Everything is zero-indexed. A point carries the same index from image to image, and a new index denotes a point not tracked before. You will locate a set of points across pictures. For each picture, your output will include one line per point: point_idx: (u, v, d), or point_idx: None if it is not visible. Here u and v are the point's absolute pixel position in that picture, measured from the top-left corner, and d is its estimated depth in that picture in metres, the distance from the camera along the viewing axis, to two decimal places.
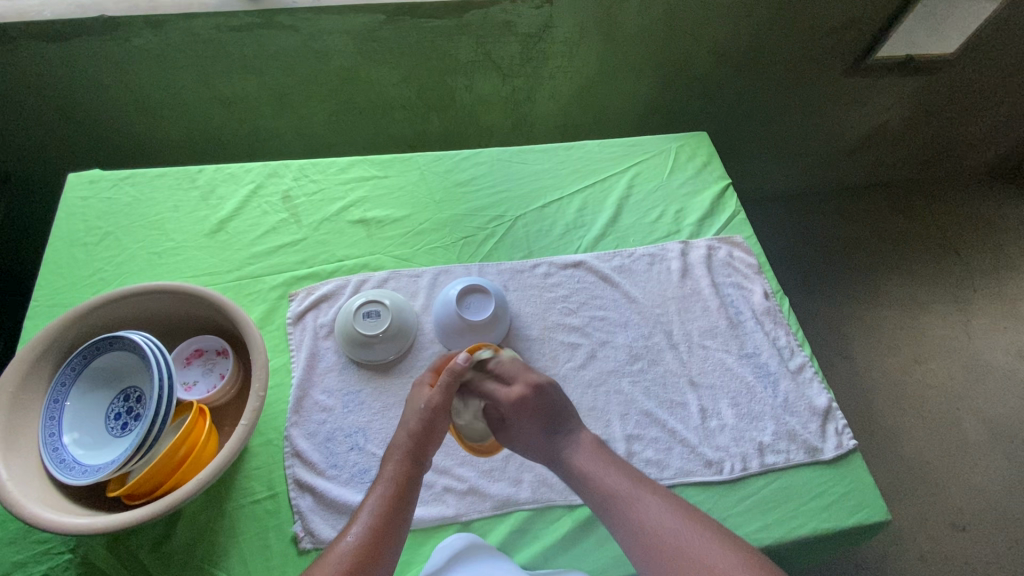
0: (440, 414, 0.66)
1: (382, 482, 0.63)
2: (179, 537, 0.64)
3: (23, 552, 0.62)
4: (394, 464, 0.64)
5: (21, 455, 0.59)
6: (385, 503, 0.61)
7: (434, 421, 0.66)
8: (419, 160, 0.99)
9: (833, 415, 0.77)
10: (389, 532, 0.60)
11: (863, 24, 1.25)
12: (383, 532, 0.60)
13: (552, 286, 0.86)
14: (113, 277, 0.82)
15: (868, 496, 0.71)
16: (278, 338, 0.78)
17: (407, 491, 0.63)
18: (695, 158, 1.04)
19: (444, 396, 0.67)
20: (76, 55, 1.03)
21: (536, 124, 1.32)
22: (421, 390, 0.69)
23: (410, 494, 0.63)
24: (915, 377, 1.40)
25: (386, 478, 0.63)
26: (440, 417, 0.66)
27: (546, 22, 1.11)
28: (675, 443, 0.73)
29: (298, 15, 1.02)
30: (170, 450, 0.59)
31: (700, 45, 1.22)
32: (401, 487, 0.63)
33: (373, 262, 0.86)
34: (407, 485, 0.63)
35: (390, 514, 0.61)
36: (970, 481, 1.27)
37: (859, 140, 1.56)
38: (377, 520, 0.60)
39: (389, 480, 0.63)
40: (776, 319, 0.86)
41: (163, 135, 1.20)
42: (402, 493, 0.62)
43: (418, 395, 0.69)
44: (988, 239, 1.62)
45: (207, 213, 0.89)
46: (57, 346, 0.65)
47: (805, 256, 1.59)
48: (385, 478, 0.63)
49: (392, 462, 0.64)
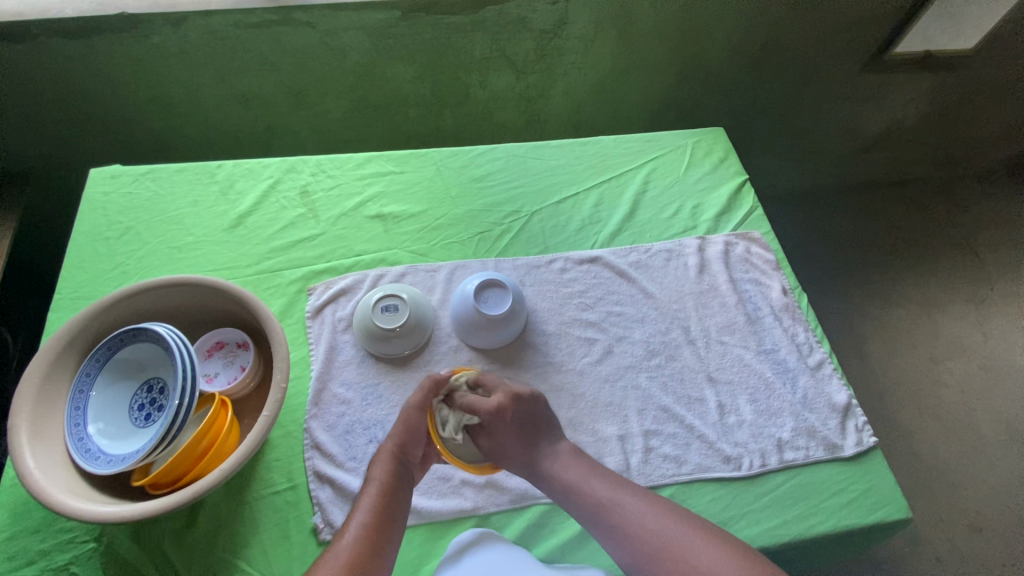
0: (420, 414, 0.68)
1: (371, 482, 0.63)
2: (201, 528, 0.65)
3: (47, 540, 0.63)
4: (382, 464, 0.64)
5: (47, 445, 0.60)
6: (376, 502, 0.61)
7: (414, 423, 0.67)
8: (435, 156, 0.99)
9: (852, 412, 0.77)
10: (382, 529, 0.60)
11: (882, 18, 1.24)
12: (381, 529, 0.60)
13: (568, 281, 0.86)
14: (134, 271, 0.83)
15: (889, 494, 0.70)
16: (297, 331, 0.79)
17: (398, 489, 0.63)
18: (712, 154, 1.04)
19: (421, 399, 0.69)
20: (98, 52, 1.05)
21: (551, 120, 1.32)
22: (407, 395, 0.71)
23: (401, 493, 0.63)
24: (932, 377, 1.39)
25: (374, 478, 0.63)
26: (418, 420, 0.68)
27: (562, 18, 1.11)
28: (693, 439, 0.73)
29: (316, 11, 1.03)
30: (193, 441, 0.60)
31: (716, 42, 1.22)
32: (389, 485, 0.63)
33: (390, 257, 0.87)
34: (396, 482, 0.63)
35: (383, 512, 0.61)
36: (987, 482, 1.25)
37: (875, 136, 1.55)
38: (373, 516, 0.60)
39: (379, 479, 0.63)
40: (795, 315, 0.85)
41: (181, 132, 1.21)
42: (393, 492, 0.63)
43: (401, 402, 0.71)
44: (1006, 238, 1.60)
45: (226, 208, 0.90)
46: (83, 337, 0.66)
47: (819, 253, 1.58)
48: (373, 478, 0.63)
49: (380, 462, 0.65)
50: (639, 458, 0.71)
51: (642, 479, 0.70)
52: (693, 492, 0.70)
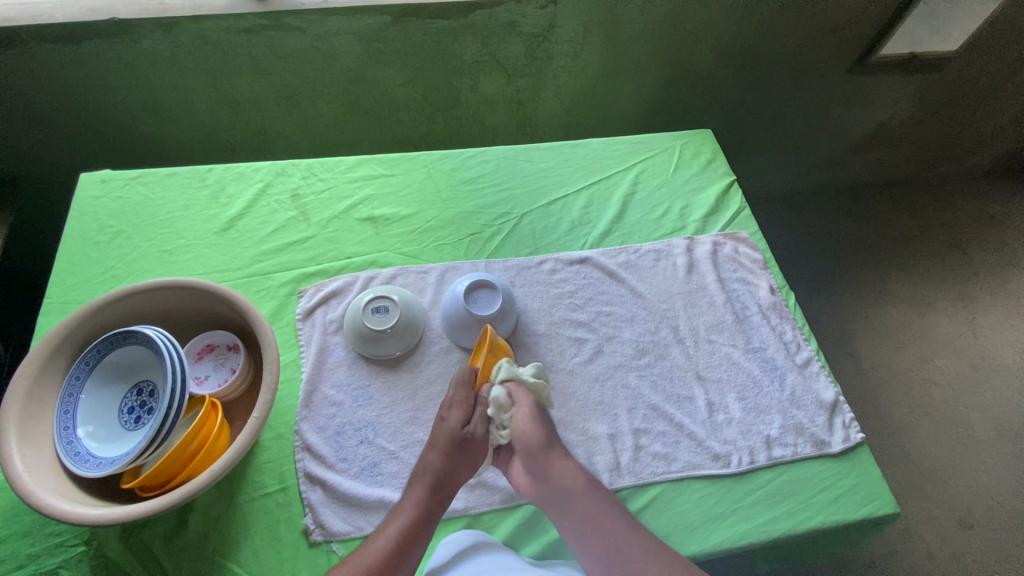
0: (483, 443, 0.67)
1: (407, 503, 0.63)
2: (191, 530, 0.65)
3: (37, 544, 0.63)
4: (421, 489, 0.64)
5: (36, 449, 0.60)
6: (405, 527, 0.62)
7: (476, 451, 0.67)
8: (425, 159, 1.00)
9: (840, 408, 0.77)
10: (405, 555, 0.61)
11: (866, 21, 1.26)
12: (400, 557, 0.61)
13: (558, 282, 0.86)
14: (125, 275, 0.83)
15: (876, 489, 0.71)
16: (288, 333, 0.79)
17: (429, 515, 0.63)
18: (701, 155, 1.05)
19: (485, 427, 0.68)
20: (88, 58, 1.05)
21: (540, 123, 1.32)
22: (459, 411, 0.67)
23: (430, 521, 0.63)
24: (923, 376, 1.40)
25: (410, 501, 0.64)
26: (479, 451, 0.67)
27: (550, 22, 1.12)
28: (682, 437, 0.74)
29: (306, 16, 1.03)
30: (182, 443, 0.60)
31: (704, 45, 1.23)
32: (423, 510, 0.63)
33: (381, 259, 0.87)
34: (431, 510, 0.64)
35: (410, 541, 0.62)
36: (978, 479, 1.26)
37: (864, 137, 1.56)
38: (399, 542, 0.61)
39: (413, 505, 0.63)
40: (783, 313, 0.86)
41: (173, 137, 1.21)
42: (425, 517, 0.63)
43: (455, 416, 0.67)
44: (993, 237, 1.62)
45: (217, 211, 0.90)
46: (72, 341, 0.66)
47: (809, 254, 1.59)
48: (410, 500, 0.63)
49: (420, 484, 0.64)
50: (629, 456, 0.72)
51: (631, 477, 0.71)
52: (684, 489, 0.70)
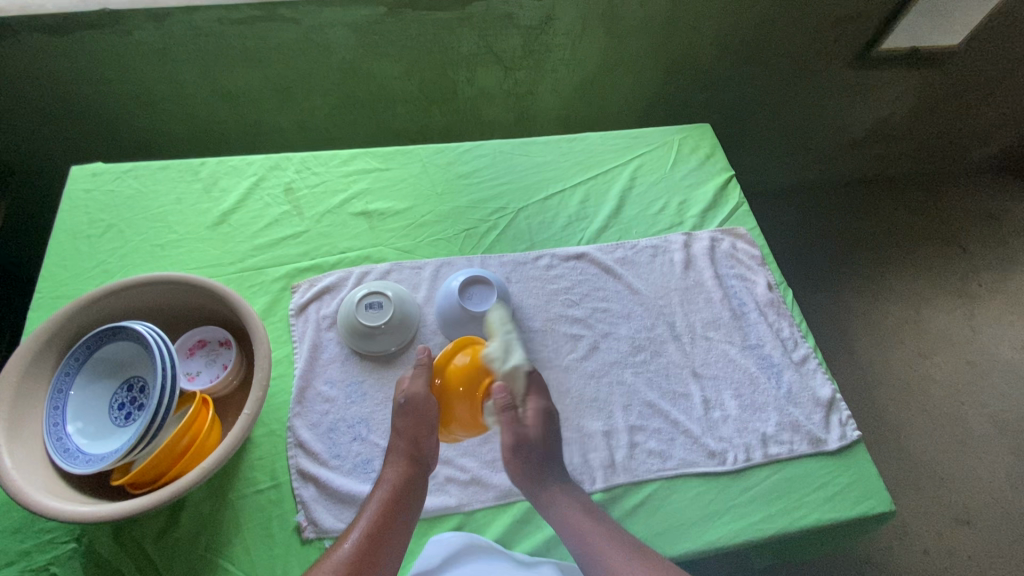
0: (423, 402, 0.66)
1: (381, 485, 0.63)
2: (183, 526, 0.64)
3: (28, 541, 0.63)
4: (393, 468, 0.64)
5: (25, 445, 0.59)
6: (380, 510, 0.62)
7: (418, 413, 0.66)
8: (421, 153, 0.99)
9: (837, 406, 0.77)
10: (384, 539, 0.60)
11: (868, 14, 1.25)
12: (378, 540, 0.60)
13: (554, 278, 0.86)
14: (116, 269, 0.82)
15: (872, 487, 0.71)
16: (281, 329, 0.79)
17: (405, 495, 0.63)
18: (699, 150, 1.04)
19: (420, 388, 0.67)
20: (79, 50, 1.04)
21: (539, 116, 1.31)
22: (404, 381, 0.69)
23: (408, 502, 0.63)
24: (921, 372, 1.39)
25: (383, 482, 0.64)
26: (421, 411, 0.65)
27: (549, 14, 1.11)
28: (677, 434, 0.73)
29: (301, 7, 1.02)
30: (174, 439, 0.60)
31: (704, 38, 1.22)
32: (398, 490, 0.63)
33: (375, 254, 0.86)
34: (406, 489, 0.63)
35: (387, 523, 0.61)
36: (974, 476, 1.26)
37: (865, 132, 1.55)
38: (375, 523, 0.61)
39: (386, 485, 0.63)
40: (780, 310, 0.85)
41: (167, 129, 1.20)
42: (400, 497, 0.63)
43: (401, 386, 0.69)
44: (993, 233, 1.61)
45: (209, 205, 0.89)
46: (61, 336, 0.65)
47: (808, 250, 1.58)
48: (384, 482, 0.64)
49: (392, 464, 0.64)
50: (624, 453, 0.71)
51: (626, 474, 0.70)
52: (678, 487, 0.70)
